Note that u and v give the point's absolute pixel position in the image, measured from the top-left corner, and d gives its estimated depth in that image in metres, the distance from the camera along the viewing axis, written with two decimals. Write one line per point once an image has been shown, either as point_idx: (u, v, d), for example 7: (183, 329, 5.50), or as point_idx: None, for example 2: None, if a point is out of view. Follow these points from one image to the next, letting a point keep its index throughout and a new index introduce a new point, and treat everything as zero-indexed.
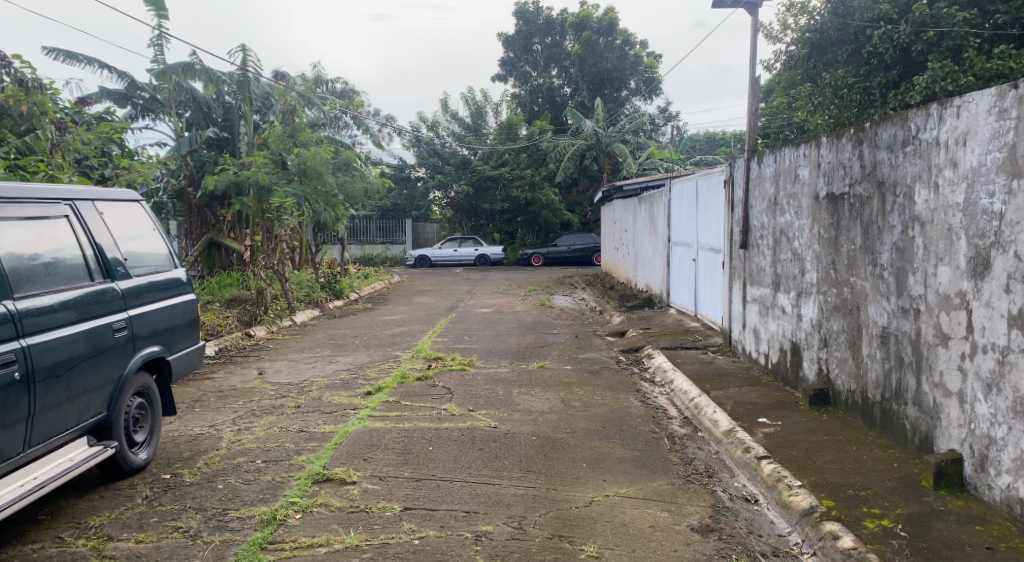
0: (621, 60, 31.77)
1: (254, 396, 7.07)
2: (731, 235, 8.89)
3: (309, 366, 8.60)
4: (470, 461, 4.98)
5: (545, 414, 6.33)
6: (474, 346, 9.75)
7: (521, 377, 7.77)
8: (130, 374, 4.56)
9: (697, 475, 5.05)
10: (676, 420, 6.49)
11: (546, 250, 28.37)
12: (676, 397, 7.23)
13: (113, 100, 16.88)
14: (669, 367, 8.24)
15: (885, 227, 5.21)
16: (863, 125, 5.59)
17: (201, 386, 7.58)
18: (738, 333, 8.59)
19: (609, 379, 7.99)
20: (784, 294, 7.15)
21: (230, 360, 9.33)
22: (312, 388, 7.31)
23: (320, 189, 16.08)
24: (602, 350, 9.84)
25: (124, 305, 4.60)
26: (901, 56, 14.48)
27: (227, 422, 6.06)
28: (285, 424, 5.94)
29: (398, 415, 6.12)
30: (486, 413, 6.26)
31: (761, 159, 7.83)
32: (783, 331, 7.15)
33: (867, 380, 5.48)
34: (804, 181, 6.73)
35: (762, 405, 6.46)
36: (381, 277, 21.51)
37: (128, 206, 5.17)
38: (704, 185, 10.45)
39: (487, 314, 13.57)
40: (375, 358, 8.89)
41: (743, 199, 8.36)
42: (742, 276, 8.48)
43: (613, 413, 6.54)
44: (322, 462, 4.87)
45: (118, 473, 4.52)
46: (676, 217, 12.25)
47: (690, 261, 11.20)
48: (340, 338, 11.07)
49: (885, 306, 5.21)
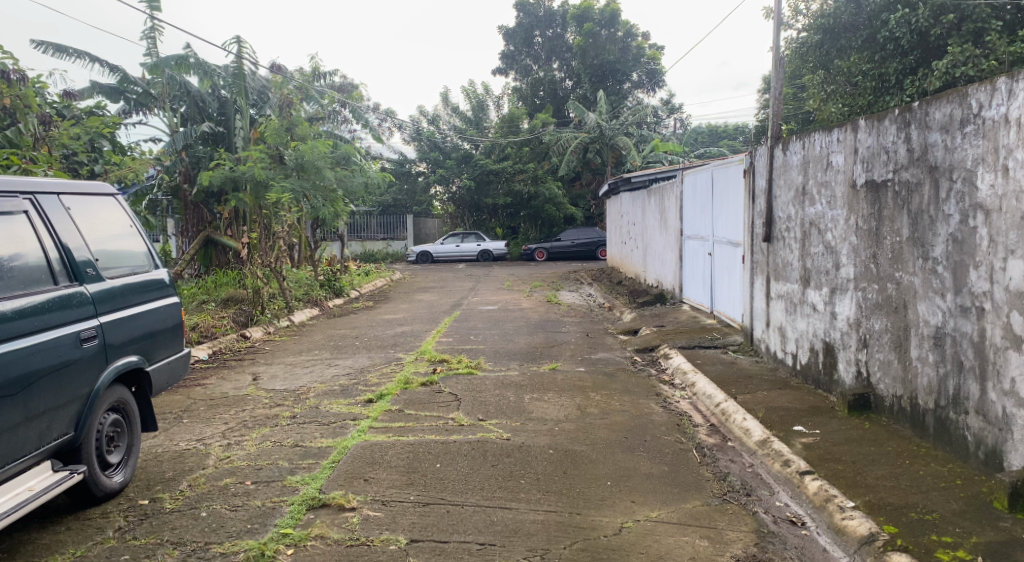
0: (624, 51, 31.15)
1: (246, 405, 6.58)
2: (752, 228, 8.39)
3: (306, 370, 8.11)
4: (482, 481, 4.50)
5: (561, 423, 5.85)
6: (480, 347, 9.26)
7: (533, 381, 7.29)
8: (102, 389, 4.06)
9: (734, 494, 4.56)
10: (702, 428, 6.01)
11: (549, 245, 27.85)
12: (701, 402, 6.74)
13: (104, 94, 16.40)
14: (689, 369, 7.74)
15: (940, 216, 4.71)
16: (910, 104, 5.09)
17: (191, 394, 7.08)
18: (761, 332, 8.10)
19: (626, 383, 7.49)
20: (815, 291, 6.65)
21: (224, 364, 8.85)
22: (309, 396, 6.83)
23: (320, 185, 15.57)
24: (616, 350, 9.34)
25: (94, 311, 4.11)
26: (919, 41, 13.99)
27: (215, 435, 5.58)
28: (279, 437, 5.45)
29: (402, 426, 5.63)
30: (498, 423, 5.77)
31: (787, 146, 7.31)
32: (814, 330, 6.66)
33: (917, 385, 4.99)
34: (838, 168, 6.23)
35: (796, 411, 5.98)
36: (382, 274, 21.07)
37: (100, 201, 4.65)
38: (721, 175, 9.91)
39: (492, 312, 13.08)
40: (376, 361, 8.42)
41: (766, 189, 7.85)
42: (766, 271, 7.96)
43: (635, 421, 6.06)
44: (317, 484, 4.37)
45: (90, 500, 4.03)
46: (689, 209, 11.74)
47: (706, 256, 10.70)
48: (339, 339, 10.58)
49: (939, 304, 4.71)
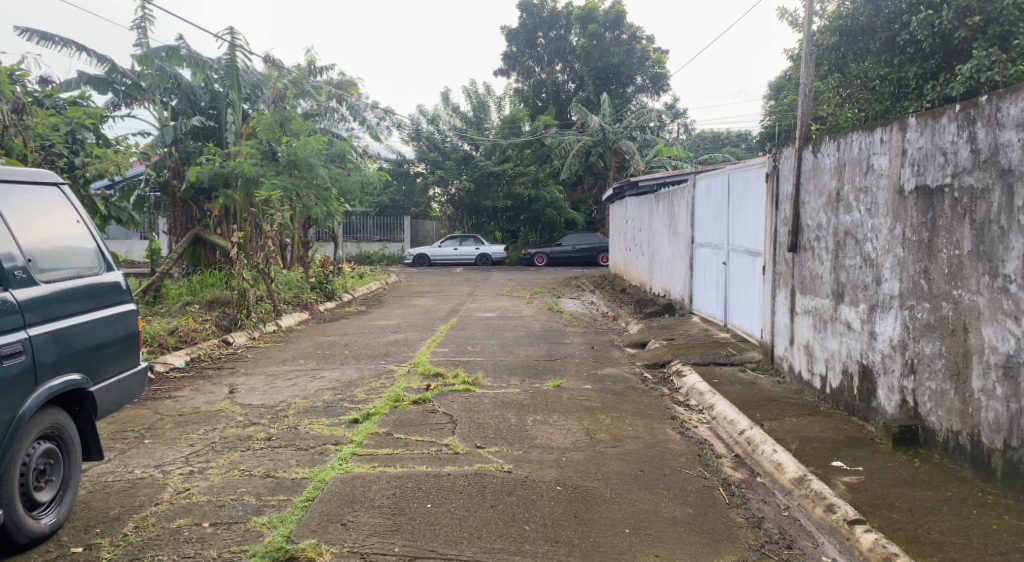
0: (628, 53, 30.56)
1: (217, 423, 5.91)
2: (775, 237, 7.76)
3: (288, 383, 7.44)
4: (480, 527, 3.86)
5: (569, 452, 5.21)
6: (479, 358, 8.61)
7: (535, 399, 6.64)
8: (28, 413, 3.44)
9: (772, 546, 3.93)
10: (726, 460, 5.38)
11: (549, 250, 27.27)
12: (721, 428, 6.10)
13: (92, 85, 15.71)
14: (706, 389, 7.09)
15: (1015, 227, 4.11)
16: (977, 99, 4.48)
17: (158, 409, 6.41)
18: (784, 350, 7.46)
19: (637, 404, 6.84)
20: (851, 307, 6.02)
21: (202, 374, 8.17)
22: (288, 413, 6.16)
23: (313, 183, 14.87)
24: (624, 365, 8.67)
25: (22, 320, 3.50)
26: (941, 44, 13.43)
27: (177, 461, 4.90)
28: (250, 464, 4.80)
29: (389, 454, 4.99)
30: (499, 451, 5.12)
31: (819, 147, 6.67)
32: (848, 351, 6.03)
33: (979, 420, 4.37)
34: (881, 171, 5.58)
35: (832, 442, 5.35)
36: (377, 276, 20.41)
37: (39, 191, 4.02)
38: (739, 179, 9.28)
39: (491, 320, 12.41)
40: (365, 373, 7.77)
41: (793, 194, 7.21)
42: (790, 283, 7.33)
43: (650, 451, 5.43)
44: (286, 529, 3.74)
45: (10, 547, 3.40)
46: (701, 215, 11.12)
47: (720, 265, 10.05)
48: (328, 346, 9.93)
49: (1012, 329, 4.10)
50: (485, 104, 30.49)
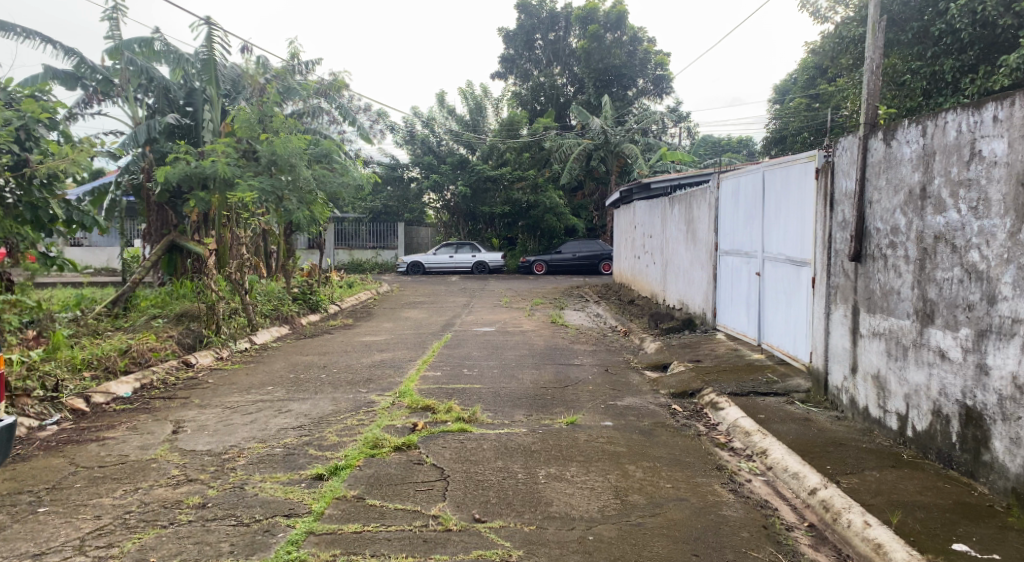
0: (630, 56, 29.37)
1: (144, 480, 4.62)
2: (830, 243, 6.50)
3: (246, 420, 6.15)
4: None
5: (596, 527, 3.95)
6: (477, 386, 7.34)
7: (547, 445, 5.35)
8: None
9: None
10: (801, 534, 4.11)
11: (548, 257, 25.90)
12: (784, 484, 4.84)
13: (58, 80, 14.45)
14: (754, 428, 5.83)
15: None
16: None
17: (76, 459, 5.11)
18: (843, 378, 6.19)
19: (672, 447, 5.58)
20: (943, 331, 4.77)
21: (150, 405, 6.87)
22: (236, 465, 4.86)
23: (296, 185, 13.63)
24: (648, 393, 7.39)
25: None
26: (982, 34, 12.19)
27: (69, 547, 3.63)
28: (166, 553, 3.54)
29: (358, 532, 3.75)
30: (505, 529, 3.87)
31: (895, 133, 5.43)
32: (940, 386, 4.78)
33: None
34: (994, 159, 4.36)
35: (939, 511, 4.10)
36: (368, 286, 19.13)
37: None
38: (777, 176, 8.04)
39: (489, 336, 11.11)
40: (340, 407, 6.47)
41: (856, 191, 5.94)
42: (852, 299, 6.06)
43: (700, 518, 4.19)
44: None
45: None
46: (726, 217, 9.90)
47: (752, 276, 8.81)
48: (303, 369, 8.66)
49: None
50: (483, 106, 29.10)
